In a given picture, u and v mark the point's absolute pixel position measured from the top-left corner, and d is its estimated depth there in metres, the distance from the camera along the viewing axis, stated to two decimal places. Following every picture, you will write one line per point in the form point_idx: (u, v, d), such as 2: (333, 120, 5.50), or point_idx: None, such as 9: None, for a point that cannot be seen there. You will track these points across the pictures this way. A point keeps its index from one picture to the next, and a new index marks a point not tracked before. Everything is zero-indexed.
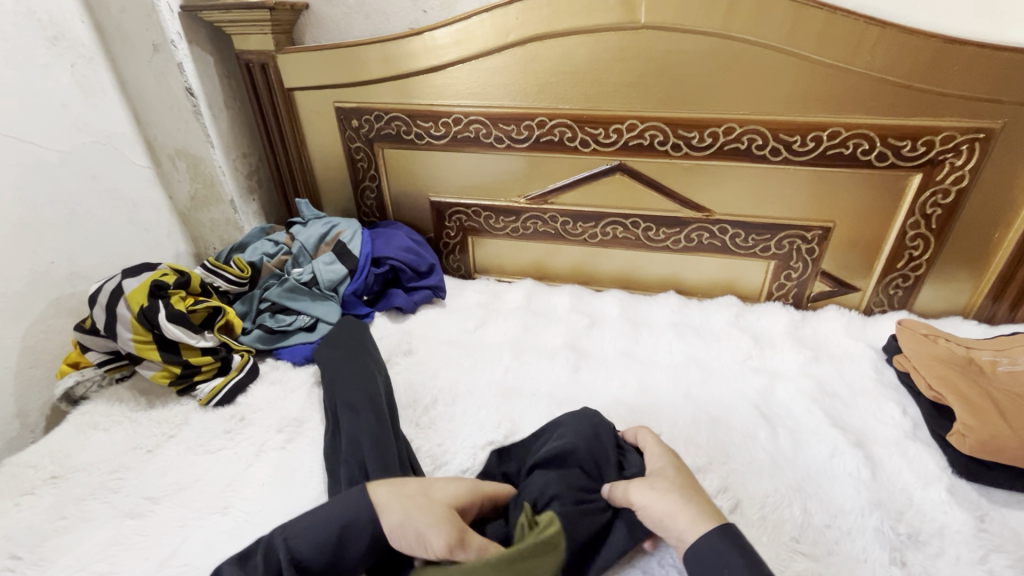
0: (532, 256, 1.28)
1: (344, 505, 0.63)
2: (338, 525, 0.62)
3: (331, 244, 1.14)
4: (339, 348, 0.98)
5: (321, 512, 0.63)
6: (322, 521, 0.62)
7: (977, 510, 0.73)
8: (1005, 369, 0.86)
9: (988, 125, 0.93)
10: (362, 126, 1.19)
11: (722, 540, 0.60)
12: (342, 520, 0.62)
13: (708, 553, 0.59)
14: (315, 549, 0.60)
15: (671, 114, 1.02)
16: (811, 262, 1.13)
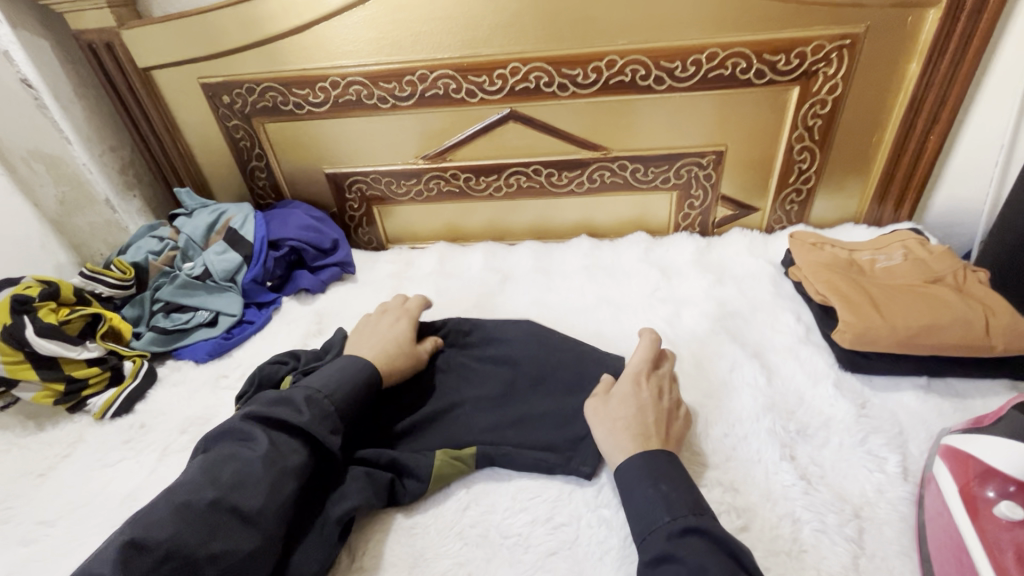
0: (442, 219, 1.25)
1: (356, 362, 0.73)
2: (343, 371, 0.71)
3: (221, 232, 1.08)
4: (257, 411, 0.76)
5: (342, 367, 0.72)
6: (341, 373, 0.70)
7: (859, 399, 0.78)
8: (882, 265, 0.90)
9: (852, 31, 0.95)
10: (235, 101, 1.11)
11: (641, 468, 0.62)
12: (361, 377, 0.71)
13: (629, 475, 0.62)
14: (347, 394, 0.68)
15: (553, 53, 1.00)
16: (710, 188, 1.15)
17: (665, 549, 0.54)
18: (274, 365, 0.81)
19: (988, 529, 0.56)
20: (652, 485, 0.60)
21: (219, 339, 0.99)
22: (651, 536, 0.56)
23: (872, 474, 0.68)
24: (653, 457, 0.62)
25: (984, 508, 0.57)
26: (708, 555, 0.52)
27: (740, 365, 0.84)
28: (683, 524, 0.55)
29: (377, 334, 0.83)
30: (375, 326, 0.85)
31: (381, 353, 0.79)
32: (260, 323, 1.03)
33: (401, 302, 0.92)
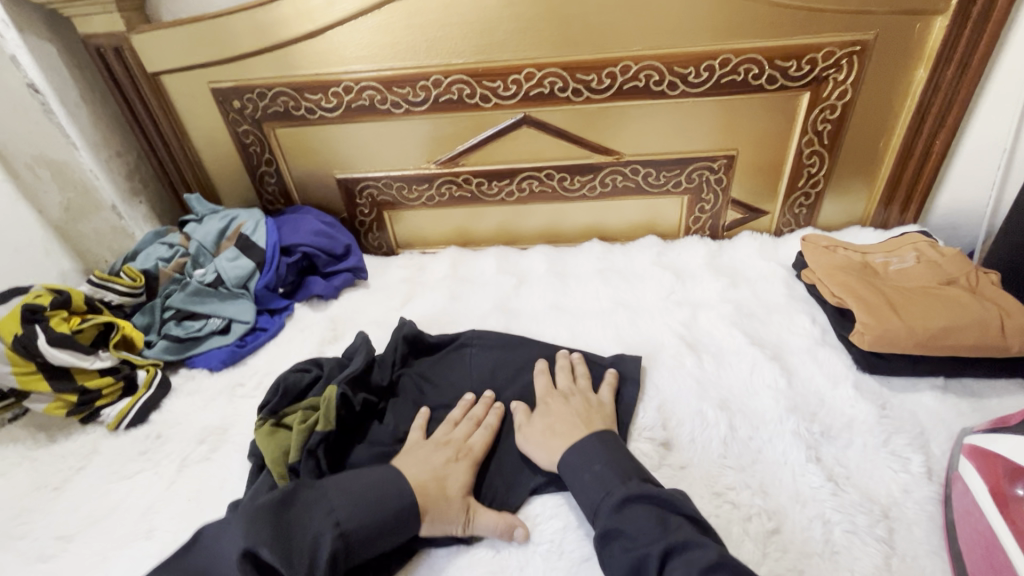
0: (453, 224, 1.25)
1: (392, 482, 0.66)
2: (378, 500, 0.63)
3: (232, 238, 1.07)
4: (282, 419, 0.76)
5: (372, 484, 0.65)
6: (368, 497, 0.63)
7: (880, 400, 0.79)
8: (896, 267, 0.92)
9: (862, 37, 0.97)
10: (246, 106, 1.10)
11: (595, 441, 0.69)
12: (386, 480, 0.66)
13: (614, 469, 0.65)
14: (369, 530, 0.61)
15: (567, 59, 1.00)
16: (720, 192, 1.16)
17: (610, 528, 0.60)
18: (296, 371, 0.81)
19: (1020, 524, 0.56)
20: (588, 468, 0.66)
21: (233, 347, 0.98)
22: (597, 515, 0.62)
23: (898, 474, 0.69)
24: (589, 444, 0.68)
25: (1015, 503, 0.58)
26: (652, 521, 0.59)
27: (760, 367, 0.85)
28: (619, 494, 0.62)
29: (434, 460, 0.70)
30: (428, 453, 0.71)
31: (431, 478, 0.67)
32: (274, 330, 1.01)
33: (481, 410, 0.79)
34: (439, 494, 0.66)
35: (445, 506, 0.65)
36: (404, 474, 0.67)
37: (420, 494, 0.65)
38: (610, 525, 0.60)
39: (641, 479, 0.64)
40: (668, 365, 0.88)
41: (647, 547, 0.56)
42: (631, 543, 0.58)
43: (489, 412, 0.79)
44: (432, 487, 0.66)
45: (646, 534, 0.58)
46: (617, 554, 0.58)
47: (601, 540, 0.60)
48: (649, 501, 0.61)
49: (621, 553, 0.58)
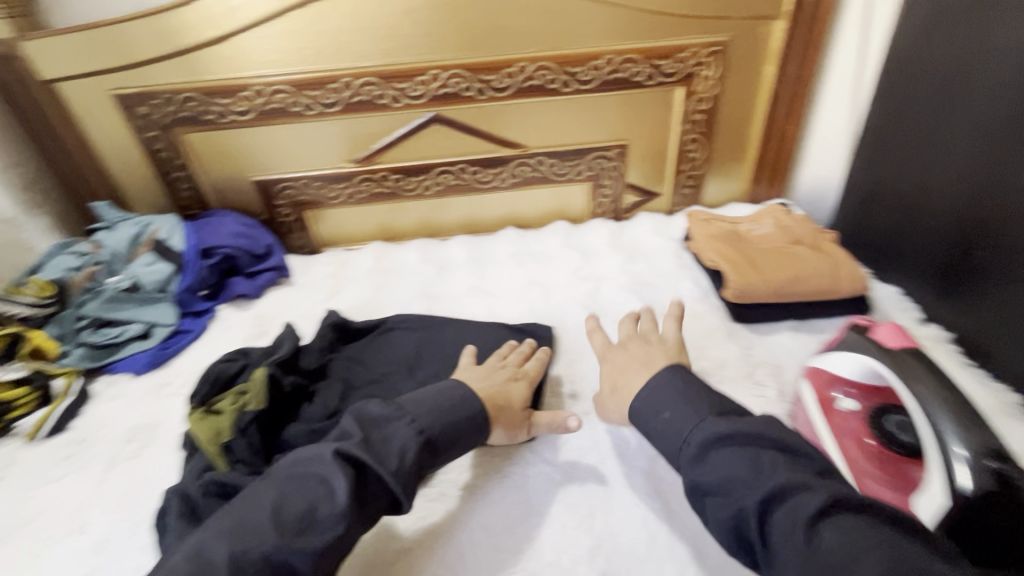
0: (375, 220, 1.30)
1: (456, 393, 0.69)
2: (390, 427, 0.64)
3: (148, 244, 1.06)
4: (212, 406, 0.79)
5: (443, 394, 0.68)
6: (442, 408, 0.66)
7: (747, 342, 0.94)
8: (758, 233, 1.08)
9: (720, 39, 1.12)
10: (153, 112, 1.10)
11: (675, 382, 0.62)
12: (454, 395, 0.69)
13: (666, 394, 0.61)
14: (444, 438, 0.65)
15: (468, 60, 1.09)
16: (618, 178, 1.29)
17: (699, 480, 0.53)
18: (224, 360, 0.84)
19: (839, 422, 0.73)
20: (658, 415, 0.60)
21: (156, 350, 0.98)
22: (686, 465, 0.55)
23: (759, 398, 0.83)
24: (656, 387, 0.62)
25: (832, 407, 0.74)
26: (751, 469, 0.50)
27: (652, 325, 0.98)
28: (700, 439, 0.55)
29: (496, 379, 0.76)
30: (488, 373, 0.77)
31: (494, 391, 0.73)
32: (198, 330, 1.03)
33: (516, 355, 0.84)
34: (514, 406, 0.74)
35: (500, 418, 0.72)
36: (469, 384, 0.73)
37: (488, 403, 0.71)
38: (707, 473, 0.53)
39: (722, 414, 0.57)
40: (576, 331, 0.99)
41: (741, 502, 0.49)
42: (723, 489, 0.51)
43: (516, 349, 0.87)
44: (500, 397, 0.73)
45: (746, 487, 0.50)
46: (721, 510, 0.51)
47: (699, 489, 0.53)
48: (738, 446, 0.52)
49: (722, 505, 0.51)
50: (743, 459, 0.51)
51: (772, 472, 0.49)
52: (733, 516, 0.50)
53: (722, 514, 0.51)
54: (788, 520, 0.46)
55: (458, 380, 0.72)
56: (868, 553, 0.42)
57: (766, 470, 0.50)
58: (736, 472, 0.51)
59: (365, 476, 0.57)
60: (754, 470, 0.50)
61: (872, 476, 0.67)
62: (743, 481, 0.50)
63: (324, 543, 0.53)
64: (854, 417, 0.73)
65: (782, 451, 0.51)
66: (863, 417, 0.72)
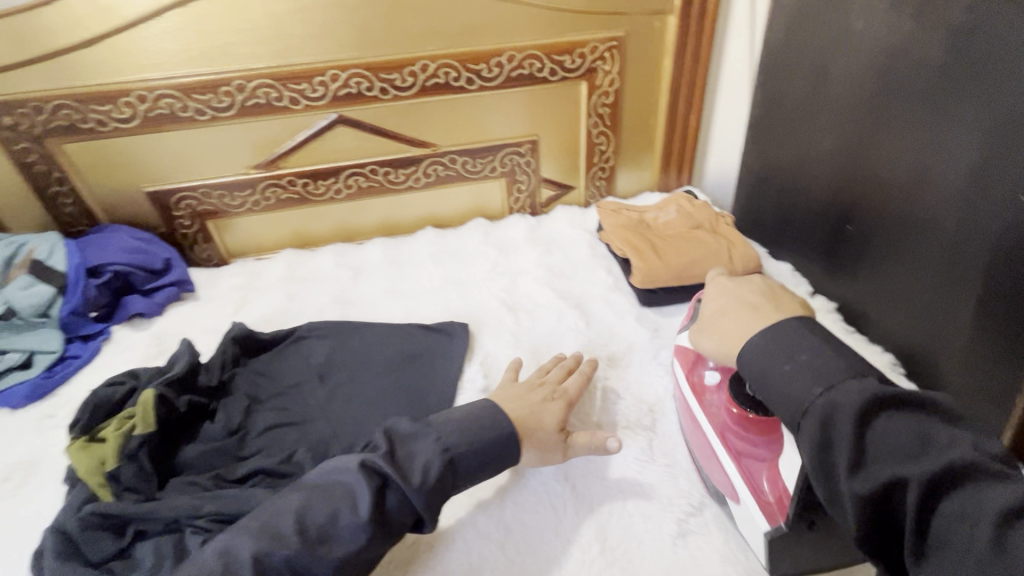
0: (286, 227, 1.26)
1: (494, 412, 0.66)
2: (481, 421, 0.65)
3: (24, 265, 0.98)
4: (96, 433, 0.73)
5: (472, 414, 0.65)
6: (468, 422, 0.64)
7: (654, 325, 0.98)
8: (663, 220, 1.13)
9: (617, 34, 1.16)
10: (21, 122, 1.01)
11: (776, 346, 0.53)
12: (486, 417, 0.65)
13: (774, 349, 0.53)
14: (474, 459, 0.62)
15: (367, 60, 1.07)
16: (532, 173, 1.31)
17: (844, 458, 0.44)
18: (110, 384, 0.79)
19: (707, 402, 0.72)
20: (790, 359, 0.52)
21: (39, 379, 0.91)
22: (816, 436, 0.47)
23: (662, 377, 0.87)
24: (779, 329, 0.55)
25: (702, 387, 0.74)
26: (910, 439, 0.43)
27: (565, 315, 1.00)
28: (819, 388, 0.48)
29: (528, 402, 0.71)
30: (526, 393, 0.73)
31: (528, 412, 0.69)
32: (88, 355, 0.96)
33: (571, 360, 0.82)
34: (538, 430, 0.68)
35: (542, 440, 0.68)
36: (500, 406, 0.69)
37: (522, 425, 0.67)
38: (848, 441, 0.45)
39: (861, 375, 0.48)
40: (491, 326, 0.99)
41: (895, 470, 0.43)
42: (879, 462, 0.44)
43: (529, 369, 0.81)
44: (529, 420, 0.68)
45: (921, 460, 0.42)
46: (898, 478, 0.42)
47: (847, 469, 0.44)
48: (885, 412, 0.46)
49: (884, 476, 0.43)
50: (892, 421, 0.45)
51: (937, 436, 0.43)
52: (899, 488, 0.42)
53: (906, 485, 0.42)
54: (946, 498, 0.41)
55: (492, 400, 0.69)
56: (1000, 501, 0.39)
57: (921, 430, 0.44)
58: (905, 443, 0.43)
59: (388, 487, 0.58)
60: (898, 449, 0.43)
61: (738, 450, 0.66)
62: (907, 448, 0.43)
63: (346, 552, 0.54)
64: (718, 391, 0.73)
65: (926, 415, 0.45)
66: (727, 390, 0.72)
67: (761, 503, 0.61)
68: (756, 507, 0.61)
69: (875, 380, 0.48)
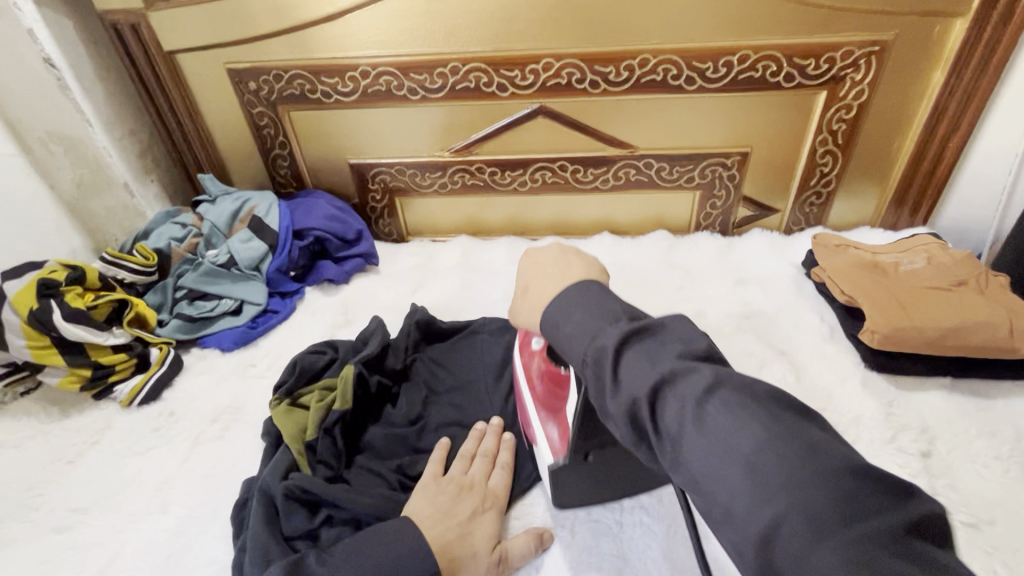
0: (464, 213, 1.25)
1: (409, 539, 0.58)
2: (396, 562, 0.57)
3: (245, 220, 1.07)
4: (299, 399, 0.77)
5: (379, 545, 0.58)
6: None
7: (886, 397, 0.80)
8: (907, 268, 0.91)
9: (882, 37, 0.97)
10: (262, 88, 1.09)
11: (582, 294, 0.52)
12: (392, 552, 0.57)
13: (572, 298, 0.51)
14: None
15: (585, 50, 1.00)
16: (732, 189, 1.16)
17: (668, 422, 0.41)
18: (311, 351, 0.82)
19: (526, 365, 0.73)
20: (653, 366, 0.43)
21: (245, 328, 0.98)
22: (614, 390, 0.44)
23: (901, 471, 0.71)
24: (644, 344, 0.45)
25: (526, 349, 0.74)
26: (810, 470, 0.35)
27: (768, 362, 0.86)
28: (615, 339, 0.45)
29: (455, 514, 0.63)
30: (450, 502, 0.65)
31: (457, 534, 0.61)
32: (285, 312, 1.02)
33: (492, 443, 0.73)
34: (464, 553, 0.60)
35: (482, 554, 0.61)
36: (424, 527, 0.60)
37: (444, 559, 0.59)
38: (702, 424, 0.39)
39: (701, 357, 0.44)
40: None
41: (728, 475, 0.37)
42: (720, 461, 0.38)
43: (501, 446, 0.73)
44: (456, 547, 0.60)
45: (845, 506, 0.34)
46: (730, 477, 0.37)
47: (673, 454, 0.40)
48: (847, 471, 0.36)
49: (719, 471, 0.38)
50: (754, 410, 0.39)
51: (830, 452, 0.36)
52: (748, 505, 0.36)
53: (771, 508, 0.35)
54: (835, 538, 0.33)
55: (410, 520, 0.61)
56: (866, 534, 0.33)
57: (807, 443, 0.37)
58: (792, 461, 0.36)
59: None
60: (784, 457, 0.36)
61: (550, 399, 0.68)
62: (801, 462, 0.36)
63: None
64: (540, 355, 0.72)
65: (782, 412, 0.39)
66: (547, 355, 0.71)
67: (547, 442, 0.66)
68: (545, 445, 0.66)
69: (726, 368, 0.43)
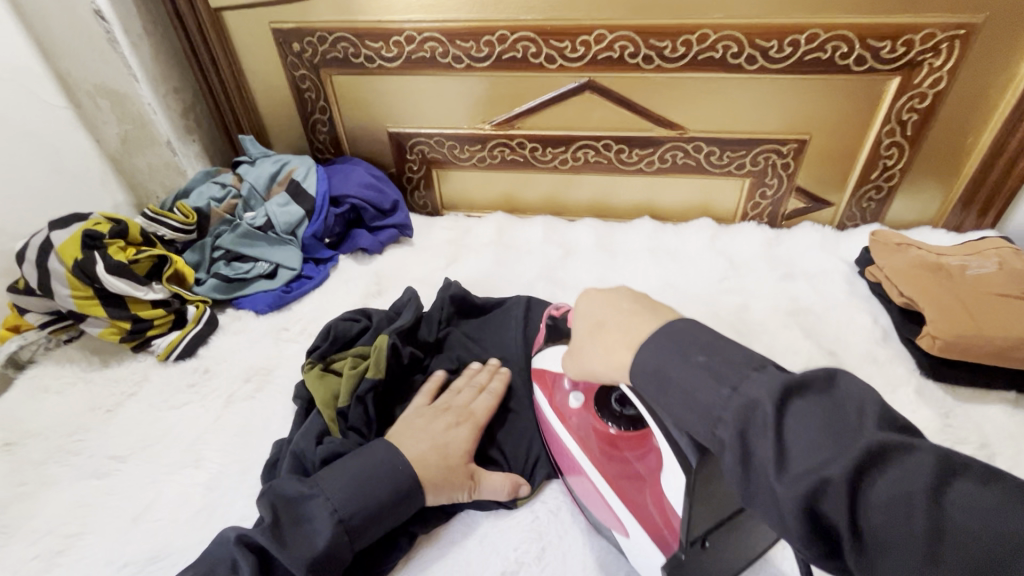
0: (501, 188, 1.22)
1: (386, 456, 0.61)
2: (372, 478, 0.60)
3: (283, 184, 1.06)
4: (331, 367, 0.76)
5: (359, 459, 0.61)
6: (361, 479, 0.59)
7: (942, 408, 0.76)
8: (974, 271, 0.84)
9: (969, 20, 0.89)
10: (305, 50, 1.08)
11: (670, 351, 0.45)
12: (371, 465, 0.60)
13: (655, 364, 0.45)
14: (365, 515, 0.58)
15: (641, 23, 0.95)
16: (785, 178, 1.10)
17: (794, 459, 0.36)
18: (344, 318, 0.81)
19: (567, 425, 0.65)
20: (686, 361, 0.43)
21: (279, 292, 0.98)
22: (702, 411, 0.41)
23: None
24: (668, 331, 0.46)
25: (565, 411, 0.66)
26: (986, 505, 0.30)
27: (815, 363, 0.82)
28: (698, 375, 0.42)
29: (431, 432, 0.66)
30: (427, 422, 0.68)
31: (430, 449, 0.64)
32: (319, 279, 1.02)
33: (484, 378, 0.75)
34: (440, 464, 0.63)
35: (452, 476, 0.63)
36: (402, 451, 0.63)
37: (420, 467, 0.62)
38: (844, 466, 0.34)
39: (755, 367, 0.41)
40: None
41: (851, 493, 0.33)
42: (853, 484, 0.33)
43: (494, 379, 0.75)
44: (431, 457, 0.63)
45: (979, 520, 0.30)
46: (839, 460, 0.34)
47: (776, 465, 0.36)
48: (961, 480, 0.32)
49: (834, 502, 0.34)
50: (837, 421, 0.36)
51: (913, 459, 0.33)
52: (871, 516, 0.32)
53: (877, 498, 0.33)
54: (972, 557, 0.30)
55: (389, 442, 0.63)
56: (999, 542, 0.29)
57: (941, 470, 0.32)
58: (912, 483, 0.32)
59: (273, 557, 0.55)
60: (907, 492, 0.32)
61: (618, 467, 0.60)
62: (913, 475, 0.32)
63: None
64: (584, 413, 0.65)
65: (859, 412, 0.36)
66: (596, 410, 0.64)
67: (649, 529, 0.53)
68: (624, 516, 0.56)
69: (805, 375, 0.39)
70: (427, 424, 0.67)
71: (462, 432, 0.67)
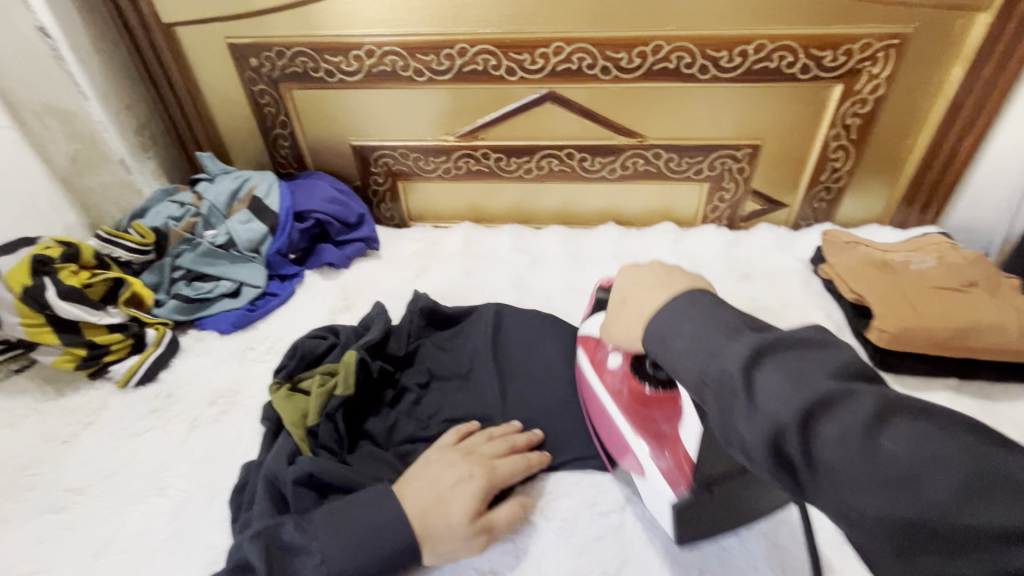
0: (468, 198, 1.23)
1: (387, 510, 0.60)
2: (373, 534, 0.58)
3: (245, 200, 1.04)
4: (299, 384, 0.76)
5: (358, 512, 0.59)
6: (360, 538, 0.57)
7: None
8: (916, 267, 0.89)
9: (902, 30, 0.94)
10: (263, 65, 1.06)
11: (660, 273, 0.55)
12: (371, 522, 0.59)
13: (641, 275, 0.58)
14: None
15: (597, 35, 0.97)
16: (741, 182, 1.14)
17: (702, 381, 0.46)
18: (312, 334, 0.81)
19: (606, 383, 0.69)
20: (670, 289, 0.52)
21: (244, 310, 0.96)
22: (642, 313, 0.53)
23: None
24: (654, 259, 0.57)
25: (604, 368, 0.70)
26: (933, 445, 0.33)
27: None
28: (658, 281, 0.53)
29: (437, 485, 0.63)
30: (436, 473, 0.64)
31: (430, 507, 0.60)
32: (285, 295, 1.00)
33: (519, 440, 0.71)
34: (441, 522, 0.60)
35: (450, 534, 0.60)
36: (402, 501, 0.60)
37: (420, 524, 0.59)
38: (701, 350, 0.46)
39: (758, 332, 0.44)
40: None
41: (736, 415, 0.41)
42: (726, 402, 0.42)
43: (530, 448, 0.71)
44: (433, 516, 0.60)
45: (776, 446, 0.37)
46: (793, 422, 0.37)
47: (745, 407, 0.40)
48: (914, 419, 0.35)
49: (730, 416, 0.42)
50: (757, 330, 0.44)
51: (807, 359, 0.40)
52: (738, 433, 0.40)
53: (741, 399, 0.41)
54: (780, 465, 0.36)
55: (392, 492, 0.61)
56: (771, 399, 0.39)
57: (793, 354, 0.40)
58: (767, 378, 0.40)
59: None
60: (850, 433, 0.35)
61: (646, 427, 0.64)
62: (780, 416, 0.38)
63: None
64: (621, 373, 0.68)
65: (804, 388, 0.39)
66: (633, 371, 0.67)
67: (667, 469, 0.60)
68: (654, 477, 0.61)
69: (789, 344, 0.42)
70: (434, 478, 0.64)
71: (471, 488, 0.63)
